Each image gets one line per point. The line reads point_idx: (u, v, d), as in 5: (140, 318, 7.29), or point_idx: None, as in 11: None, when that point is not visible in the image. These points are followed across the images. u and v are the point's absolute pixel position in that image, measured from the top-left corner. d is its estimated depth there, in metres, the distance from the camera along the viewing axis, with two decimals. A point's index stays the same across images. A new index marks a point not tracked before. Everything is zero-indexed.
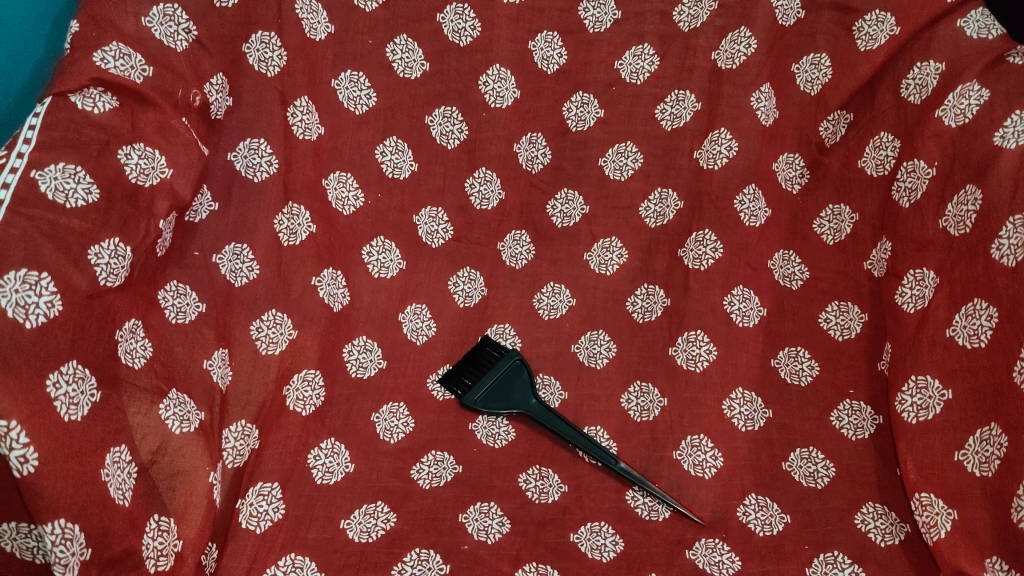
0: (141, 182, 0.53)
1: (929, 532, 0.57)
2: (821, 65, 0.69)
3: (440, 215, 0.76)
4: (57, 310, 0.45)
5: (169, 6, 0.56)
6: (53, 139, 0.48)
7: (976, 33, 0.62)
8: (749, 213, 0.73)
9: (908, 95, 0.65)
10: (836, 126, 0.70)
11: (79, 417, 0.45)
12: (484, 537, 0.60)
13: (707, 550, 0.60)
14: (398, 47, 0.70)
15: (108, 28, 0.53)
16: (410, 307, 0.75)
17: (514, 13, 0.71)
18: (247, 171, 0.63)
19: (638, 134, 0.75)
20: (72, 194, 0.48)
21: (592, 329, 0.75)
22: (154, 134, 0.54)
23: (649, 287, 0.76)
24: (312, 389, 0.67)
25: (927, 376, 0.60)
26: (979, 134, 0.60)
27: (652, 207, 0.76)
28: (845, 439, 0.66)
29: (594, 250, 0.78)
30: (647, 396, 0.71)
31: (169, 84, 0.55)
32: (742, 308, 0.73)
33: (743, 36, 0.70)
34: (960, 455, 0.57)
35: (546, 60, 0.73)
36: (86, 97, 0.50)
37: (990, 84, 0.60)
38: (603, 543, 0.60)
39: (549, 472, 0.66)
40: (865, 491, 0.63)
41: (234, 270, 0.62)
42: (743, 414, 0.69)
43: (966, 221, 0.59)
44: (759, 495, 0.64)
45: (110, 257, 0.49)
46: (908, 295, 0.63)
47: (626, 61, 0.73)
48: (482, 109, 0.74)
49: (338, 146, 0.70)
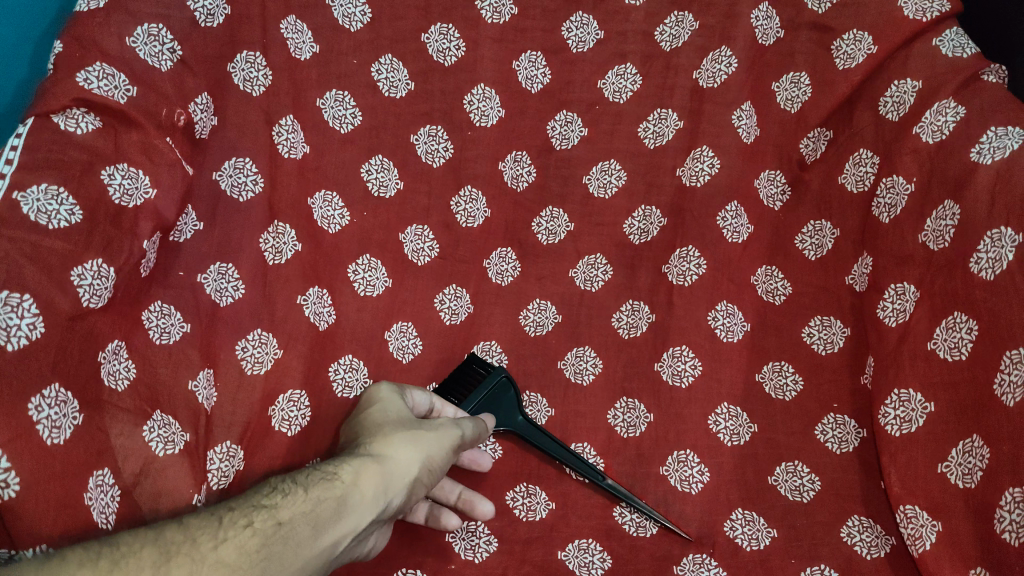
0: (124, 203, 0.52)
1: (914, 545, 0.58)
2: (801, 83, 0.71)
3: (425, 233, 0.74)
4: (39, 333, 0.45)
5: (154, 27, 0.57)
6: (35, 161, 0.49)
7: (950, 51, 0.64)
8: (732, 229, 0.73)
9: (886, 113, 0.67)
10: (816, 143, 0.72)
11: (62, 440, 0.45)
12: (471, 556, 0.61)
13: (694, 565, 0.61)
14: (383, 66, 0.71)
15: (92, 49, 0.53)
16: (395, 326, 0.72)
17: (499, 33, 0.74)
18: (232, 190, 0.63)
19: (622, 152, 0.76)
20: (55, 216, 0.48)
21: (578, 345, 0.73)
22: (137, 154, 0.54)
23: (634, 302, 0.74)
24: (298, 409, 0.64)
25: (909, 390, 0.61)
26: (956, 150, 0.60)
27: (636, 224, 0.76)
28: (830, 453, 0.66)
29: (580, 267, 0.76)
30: (633, 411, 0.70)
31: (153, 104, 0.55)
32: (726, 323, 0.72)
33: (724, 55, 0.72)
34: (943, 467, 0.58)
35: (530, 80, 0.75)
36: (69, 118, 0.52)
37: (965, 101, 0.61)
38: (591, 561, 0.61)
39: (536, 490, 0.65)
40: (850, 505, 0.63)
41: (219, 289, 0.61)
42: (729, 428, 0.68)
43: (944, 236, 0.60)
44: (745, 509, 0.64)
45: (93, 278, 0.49)
46: (889, 309, 0.64)
47: (609, 80, 0.75)
48: (467, 127, 0.75)
49: (323, 165, 0.69)
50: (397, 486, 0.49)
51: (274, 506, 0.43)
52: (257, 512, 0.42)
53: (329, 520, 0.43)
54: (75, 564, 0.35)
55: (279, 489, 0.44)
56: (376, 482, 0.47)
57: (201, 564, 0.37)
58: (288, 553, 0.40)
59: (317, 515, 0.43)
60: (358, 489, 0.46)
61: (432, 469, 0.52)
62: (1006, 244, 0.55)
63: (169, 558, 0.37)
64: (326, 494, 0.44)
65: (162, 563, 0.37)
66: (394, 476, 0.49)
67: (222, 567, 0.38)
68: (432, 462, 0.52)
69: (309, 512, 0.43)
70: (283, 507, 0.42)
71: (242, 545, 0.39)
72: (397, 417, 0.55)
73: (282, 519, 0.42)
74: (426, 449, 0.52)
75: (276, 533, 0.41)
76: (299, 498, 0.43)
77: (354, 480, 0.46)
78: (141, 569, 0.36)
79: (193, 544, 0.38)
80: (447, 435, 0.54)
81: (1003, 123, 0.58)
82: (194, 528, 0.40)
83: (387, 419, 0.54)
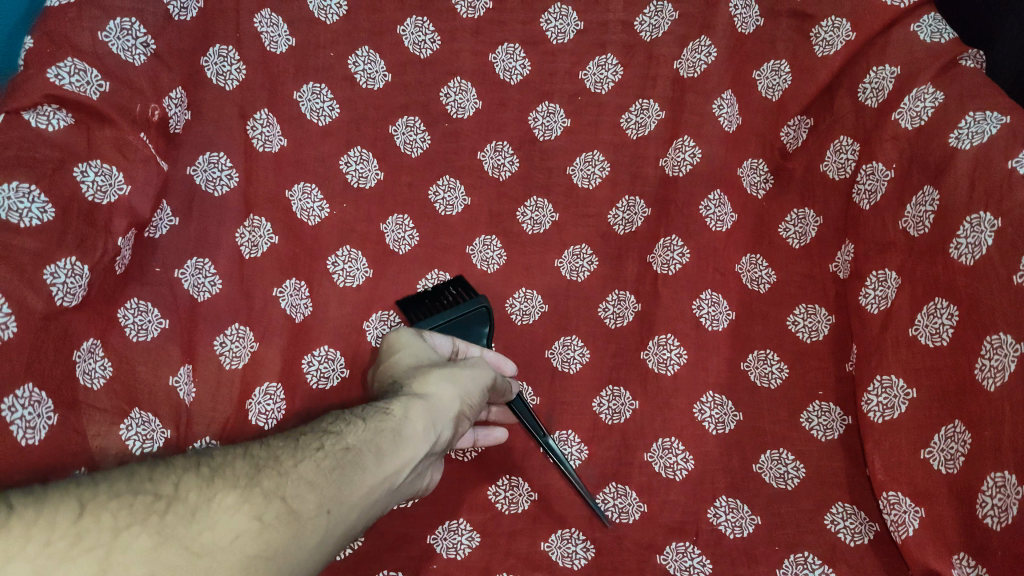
0: (97, 200, 0.53)
1: (897, 531, 0.59)
2: (782, 71, 0.71)
3: (405, 223, 0.73)
4: (11, 333, 0.45)
5: (126, 21, 0.57)
6: (7, 158, 0.48)
7: (929, 37, 0.64)
8: (715, 218, 0.73)
9: (865, 99, 0.67)
10: (798, 130, 0.71)
11: (36, 441, 0.45)
12: (453, 554, 0.61)
13: (678, 554, 0.61)
14: (360, 59, 0.70)
15: (63, 45, 0.53)
16: (375, 314, 0.69)
17: (474, 26, 0.72)
18: (207, 185, 0.64)
19: (605, 143, 0.75)
20: (26, 214, 0.48)
21: (566, 334, 0.72)
22: (110, 150, 0.54)
23: (620, 292, 0.74)
24: (274, 402, 0.62)
25: (891, 376, 0.61)
26: (936, 136, 0.60)
27: (620, 214, 0.75)
28: (815, 440, 0.66)
29: (566, 256, 0.75)
30: (619, 398, 0.70)
31: (126, 99, 0.56)
32: (711, 312, 0.71)
33: (704, 44, 0.72)
34: (926, 453, 0.58)
35: (508, 71, 0.74)
36: (40, 115, 0.51)
37: (944, 87, 0.61)
38: (574, 550, 0.62)
39: (519, 481, 0.66)
40: (835, 492, 0.63)
41: (197, 284, 0.62)
42: (714, 416, 0.69)
43: (924, 222, 0.60)
44: (730, 497, 0.65)
45: (66, 277, 0.49)
46: (872, 296, 0.64)
47: (590, 71, 0.74)
48: (444, 120, 0.74)
49: (303, 158, 0.69)
50: (443, 420, 0.46)
51: (340, 431, 0.41)
52: (327, 436, 0.40)
53: (392, 448, 0.41)
54: (174, 470, 0.35)
55: (341, 418, 0.42)
56: (428, 414, 0.45)
57: (283, 476, 0.36)
58: (362, 473, 0.38)
59: (381, 440, 0.41)
60: (414, 420, 0.44)
61: (472, 404, 0.50)
62: (985, 229, 0.55)
63: (256, 469, 0.36)
64: (387, 422, 0.42)
65: (251, 472, 0.36)
66: (441, 410, 0.47)
67: (304, 482, 0.36)
68: (471, 400, 0.50)
69: (373, 440, 0.40)
70: (350, 431, 0.40)
71: (318, 464, 0.37)
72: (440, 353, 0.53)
73: (351, 441, 0.40)
74: (465, 387, 0.50)
75: (348, 456, 0.39)
76: (364, 425, 0.41)
77: (409, 413, 0.44)
78: (232, 477, 0.35)
79: (274, 460, 0.37)
80: (480, 374, 0.52)
81: (981, 108, 0.58)
82: (273, 447, 0.38)
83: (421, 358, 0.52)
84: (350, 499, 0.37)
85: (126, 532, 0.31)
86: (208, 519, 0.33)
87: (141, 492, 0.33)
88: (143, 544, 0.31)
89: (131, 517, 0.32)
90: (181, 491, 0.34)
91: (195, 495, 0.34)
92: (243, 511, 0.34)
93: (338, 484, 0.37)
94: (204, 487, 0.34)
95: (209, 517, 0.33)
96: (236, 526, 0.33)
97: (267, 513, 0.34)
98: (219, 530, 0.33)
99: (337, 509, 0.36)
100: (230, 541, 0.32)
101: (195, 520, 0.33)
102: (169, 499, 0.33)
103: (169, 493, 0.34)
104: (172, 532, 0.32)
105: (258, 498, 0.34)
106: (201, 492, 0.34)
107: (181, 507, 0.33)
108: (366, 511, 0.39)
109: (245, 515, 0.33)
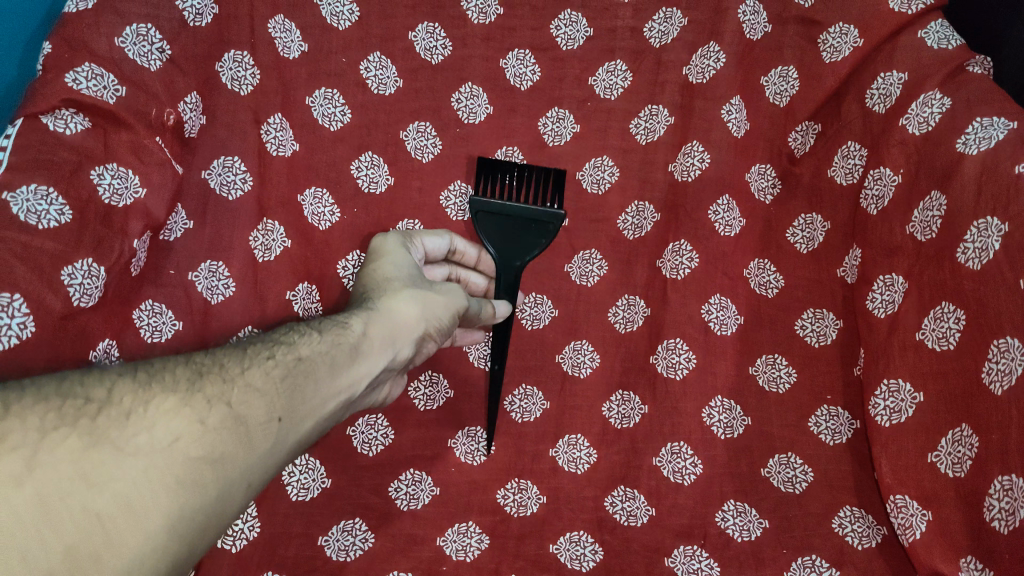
0: (114, 203, 0.54)
1: (905, 534, 0.59)
2: (789, 78, 0.71)
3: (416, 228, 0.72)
4: (29, 332, 0.48)
5: (143, 27, 0.57)
6: (25, 161, 0.51)
7: (936, 43, 0.64)
8: (724, 223, 0.73)
9: (873, 105, 0.67)
10: (806, 136, 0.72)
11: None
12: (463, 556, 0.62)
13: (685, 558, 0.62)
14: (372, 64, 0.70)
15: (81, 50, 0.54)
16: None
17: (485, 32, 0.72)
18: (221, 188, 0.65)
19: (613, 148, 0.74)
20: (44, 216, 0.50)
21: (576, 339, 0.72)
22: (126, 154, 0.56)
23: (630, 297, 0.73)
24: None
25: (899, 380, 0.61)
26: (943, 142, 0.61)
27: (630, 219, 0.74)
28: (823, 444, 0.66)
29: (575, 262, 0.74)
30: (628, 403, 0.70)
31: (142, 104, 0.57)
32: (720, 316, 0.72)
33: (712, 51, 0.72)
34: (933, 456, 0.58)
35: (519, 77, 0.73)
36: (58, 119, 0.53)
37: (951, 93, 0.62)
38: (583, 553, 0.63)
39: (527, 485, 0.66)
40: (843, 495, 0.64)
41: (210, 287, 0.63)
42: (723, 421, 0.69)
43: (932, 226, 0.60)
44: (738, 501, 0.65)
45: (83, 277, 0.52)
46: (878, 301, 0.64)
47: (599, 77, 0.74)
48: (455, 125, 0.73)
49: (314, 163, 0.69)
50: (405, 338, 0.52)
51: (294, 343, 0.45)
52: (277, 348, 0.44)
53: (343, 360, 0.46)
54: (111, 376, 0.38)
55: (296, 331, 0.47)
56: (386, 333, 0.50)
57: (226, 384, 0.40)
58: (310, 383, 0.43)
59: (334, 356, 0.45)
60: (371, 336, 0.49)
61: (440, 327, 0.55)
62: (992, 234, 0.55)
63: (197, 377, 0.40)
64: (342, 338, 0.47)
65: (191, 379, 0.39)
66: (402, 329, 0.52)
67: (249, 388, 0.40)
68: (439, 321, 0.55)
69: (325, 353, 0.45)
70: (303, 343, 0.45)
71: (267, 372, 0.42)
72: (411, 275, 0.57)
73: (304, 354, 0.44)
74: (438, 310, 0.54)
75: (300, 365, 0.43)
76: (316, 339, 0.46)
77: (368, 330, 0.49)
78: (173, 383, 0.39)
79: (220, 368, 0.41)
80: (459, 300, 0.57)
81: (989, 113, 0.59)
82: (219, 356, 0.42)
83: (397, 273, 0.57)
84: (294, 406, 0.42)
85: (53, 432, 0.34)
86: (143, 422, 0.36)
87: (71, 397, 0.36)
88: (72, 442, 0.34)
89: (60, 419, 0.34)
90: (113, 397, 0.37)
91: (130, 399, 0.37)
92: (181, 415, 0.37)
93: (285, 393, 0.41)
94: (141, 391, 0.37)
95: (144, 420, 0.36)
96: (176, 428, 0.36)
97: (213, 415, 0.38)
98: (156, 429, 0.36)
99: (282, 415, 0.41)
100: (170, 440, 0.36)
101: (129, 423, 0.35)
102: (102, 403, 0.36)
103: (101, 398, 0.36)
104: (105, 433, 0.35)
105: (200, 402, 0.38)
106: (135, 397, 0.37)
107: (113, 411, 0.36)
108: (313, 418, 0.43)
109: (184, 418, 0.37)
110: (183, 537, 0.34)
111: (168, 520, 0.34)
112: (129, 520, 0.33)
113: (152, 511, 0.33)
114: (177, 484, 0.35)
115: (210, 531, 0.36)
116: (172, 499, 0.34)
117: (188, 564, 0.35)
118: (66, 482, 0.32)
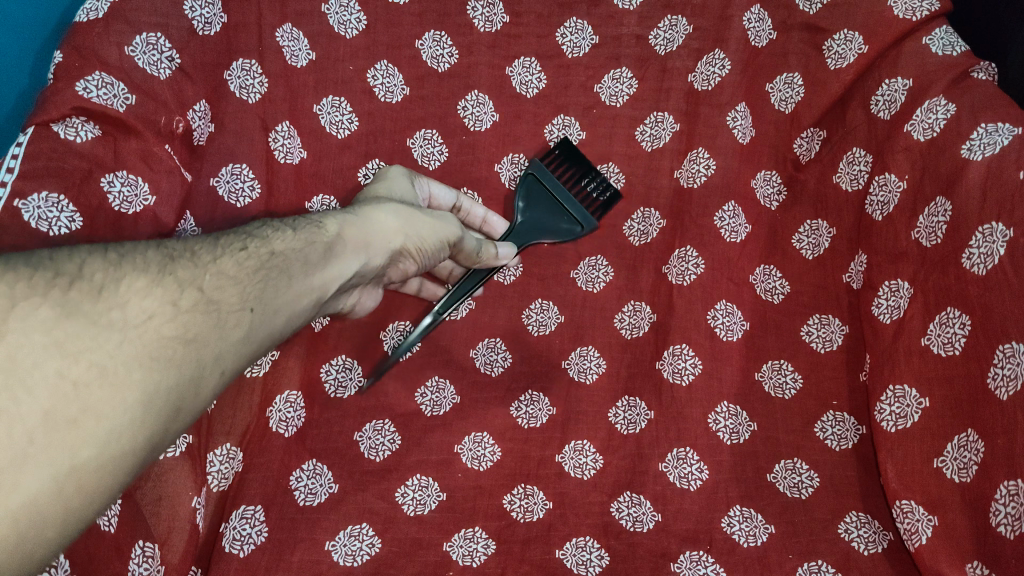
0: (123, 210, 0.56)
1: (910, 539, 0.59)
2: (794, 84, 0.72)
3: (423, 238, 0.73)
4: None
5: (153, 35, 0.58)
6: (35, 168, 0.52)
7: (941, 50, 0.64)
8: (729, 229, 0.73)
9: (878, 111, 0.68)
10: (811, 142, 0.72)
11: None
12: (468, 561, 0.62)
13: (692, 563, 0.62)
14: (378, 73, 0.71)
15: (91, 58, 0.55)
16: (392, 324, 0.72)
17: (490, 40, 0.73)
18: (230, 196, 0.65)
19: (618, 155, 0.75)
20: (55, 222, 0.52)
21: (581, 345, 0.72)
22: (136, 161, 0.57)
23: (635, 303, 0.74)
24: (294, 410, 0.67)
25: (904, 385, 0.61)
26: (947, 148, 0.61)
27: (636, 226, 0.75)
28: (829, 449, 0.66)
29: (581, 268, 0.74)
30: (633, 409, 0.70)
31: (152, 111, 0.57)
32: (726, 322, 0.72)
33: (718, 57, 0.73)
34: (940, 461, 0.58)
35: (525, 84, 0.74)
36: (68, 127, 0.54)
37: (956, 99, 0.62)
38: (589, 558, 0.62)
39: (534, 490, 0.66)
40: (849, 501, 0.64)
41: None
42: (729, 427, 0.69)
43: (937, 232, 0.61)
44: (744, 506, 0.65)
45: None
46: (884, 306, 0.64)
47: (605, 84, 0.74)
48: (461, 132, 0.73)
49: (321, 171, 0.70)
50: (378, 246, 0.54)
51: (268, 238, 0.48)
52: (251, 240, 0.47)
53: (315, 259, 0.49)
54: (81, 252, 0.40)
55: (270, 226, 0.49)
56: (357, 237, 0.53)
57: (197, 269, 0.43)
58: (280, 278, 0.46)
59: (305, 253, 0.48)
60: (343, 239, 0.52)
61: (417, 245, 0.58)
62: (997, 239, 0.55)
63: (169, 261, 0.42)
64: (316, 238, 0.50)
65: (163, 262, 0.42)
66: (375, 238, 0.54)
67: (220, 277, 0.44)
68: (417, 240, 0.57)
69: (298, 250, 0.48)
70: (276, 239, 0.48)
71: (238, 262, 0.45)
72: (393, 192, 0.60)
73: (276, 250, 0.47)
74: (415, 228, 0.57)
75: (272, 260, 0.46)
76: (291, 235, 0.49)
77: (340, 232, 0.51)
78: (145, 263, 0.41)
79: (192, 253, 0.44)
80: (440, 224, 0.59)
81: (993, 119, 0.59)
82: (194, 243, 0.45)
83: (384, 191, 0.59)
84: (264, 296, 0.45)
85: (26, 301, 0.36)
86: (116, 297, 0.39)
87: (47, 267, 0.38)
88: (46, 311, 0.36)
89: (32, 289, 0.36)
90: (86, 271, 0.39)
91: (102, 275, 0.39)
92: (153, 294, 0.40)
93: (255, 285, 0.45)
94: (112, 269, 0.40)
95: (117, 295, 0.39)
96: (149, 308, 0.39)
97: (184, 298, 0.41)
98: (129, 306, 0.39)
99: (253, 303, 0.44)
100: (143, 319, 0.39)
101: (103, 296, 0.38)
102: (73, 276, 0.38)
103: (73, 272, 0.38)
104: (78, 305, 0.37)
105: (170, 285, 0.41)
106: (108, 273, 0.39)
107: (86, 283, 0.38)
108: (282, 311, 0.46)
109: (155, 298, 0.40)
110: (158, 405, 0.38)
111: (141, 394, 0.38)
112: (105, 389, 0.36)
113: (126, 383, 0.37)
114: (150, 359, 0.38)
115: (181, 405, 0.40)
116: (144, 373, 0.38)
117: (163, 434, 0.39)
118: (41, 351, 0.35)
